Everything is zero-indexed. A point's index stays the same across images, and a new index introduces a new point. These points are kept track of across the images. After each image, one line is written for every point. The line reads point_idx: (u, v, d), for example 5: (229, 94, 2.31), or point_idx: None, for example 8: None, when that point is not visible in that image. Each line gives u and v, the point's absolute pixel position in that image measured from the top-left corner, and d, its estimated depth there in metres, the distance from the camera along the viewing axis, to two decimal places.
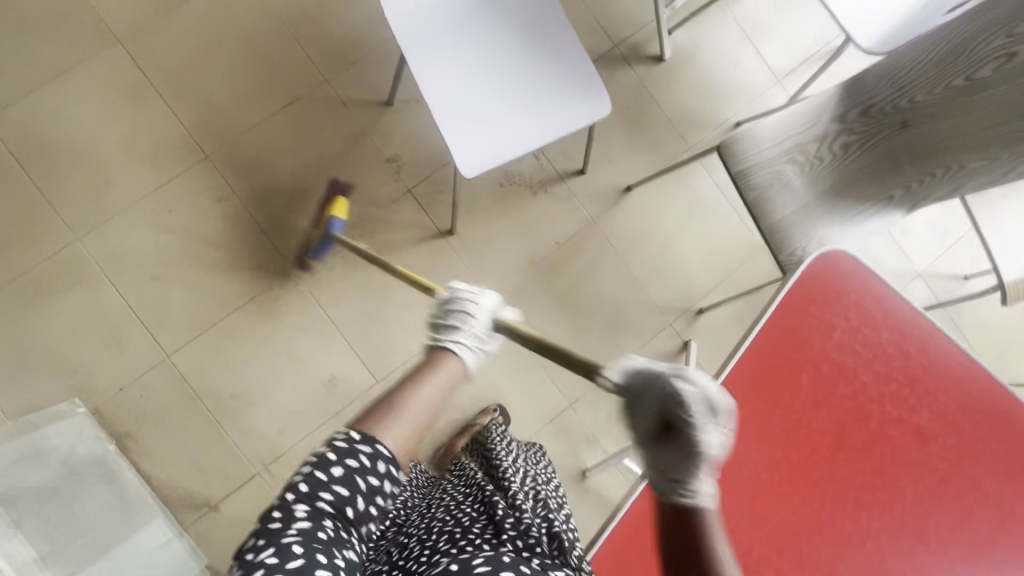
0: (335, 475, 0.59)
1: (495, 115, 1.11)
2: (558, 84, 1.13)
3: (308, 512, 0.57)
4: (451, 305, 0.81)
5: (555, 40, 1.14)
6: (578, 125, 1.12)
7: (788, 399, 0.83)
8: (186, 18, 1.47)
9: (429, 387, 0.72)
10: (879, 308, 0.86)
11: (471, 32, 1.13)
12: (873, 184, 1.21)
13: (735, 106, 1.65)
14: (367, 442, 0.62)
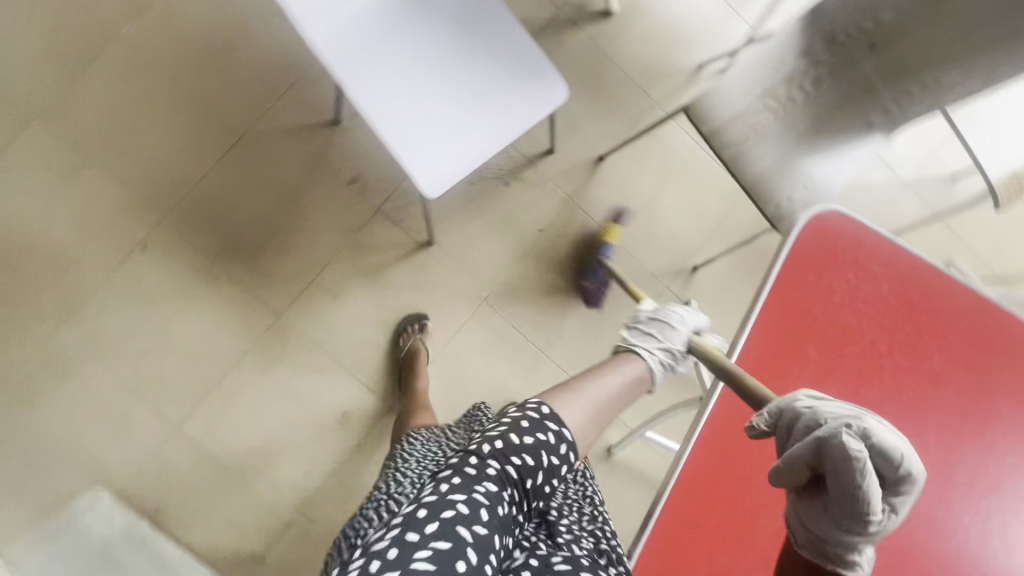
0: (527, 446, 0.64)
1: (449, 124, 1.02)
2: (508, 72, 1.04)
3: (496, 473, 0.62)
4: (648, 318, 0.92)
5: (491, 27, 1.05)
6: (536, 113, 1.03)
7: (798, 373, 0.81)
8: (105, 78, 1.38)
9: (611, 380, 0.80)
10: (875, 259, 0.84)
11: (406, 40, 1.04)
12: (852, 116, 1.15)
13: (695, 47, 1.57)
14: (555, 422, 0.67)
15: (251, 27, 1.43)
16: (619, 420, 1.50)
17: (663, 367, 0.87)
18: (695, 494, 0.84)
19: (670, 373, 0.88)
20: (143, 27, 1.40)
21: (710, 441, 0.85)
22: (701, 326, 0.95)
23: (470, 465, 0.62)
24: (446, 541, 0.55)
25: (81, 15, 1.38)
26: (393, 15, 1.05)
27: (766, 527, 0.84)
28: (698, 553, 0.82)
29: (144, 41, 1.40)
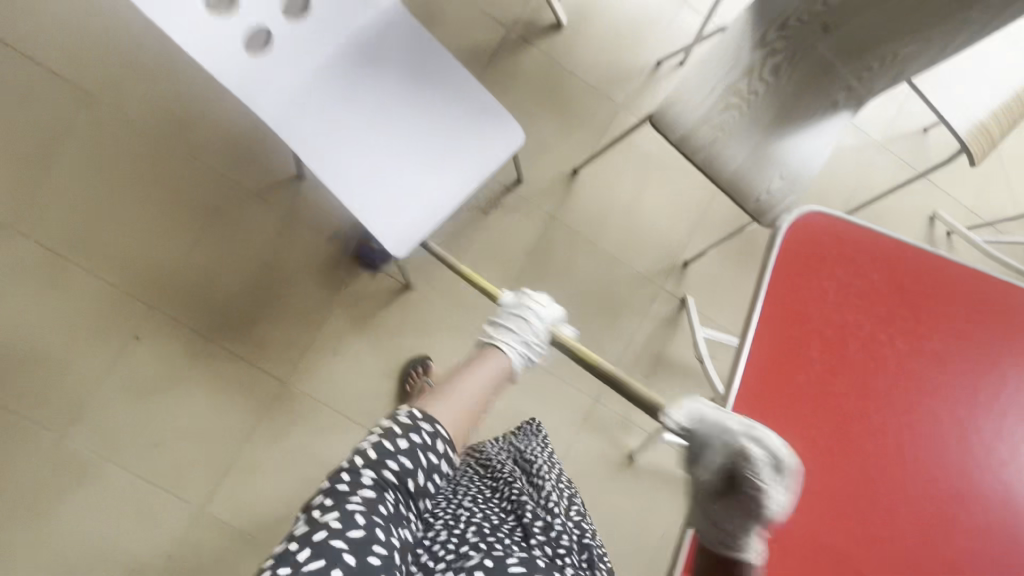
0: (399, 448, 0.63)
1: (417, 179, 1.02)
2: (466, 117, 1.05)
3: (372, 479, 0.60)
4: (506, 308, 0.87)
5: (443, 82, 1.05)
6: (498, 162, 1.05)
7: (803, 378, 0.81)
8: (67, 177, 1.37)
9: (478, 377, 0.79)
10: (860, 251, 0.84)
11: (361, 99, 1.02)
12: (816, 96, 1.16)
13: (649, 45, 1.56)
14: (427, 421, 0.66)
15: (204, 100, 1.41)
16: (637, 426, 1.51)
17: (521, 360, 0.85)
18: None
19: (529, 363, 0.86)
20: (95, 119, 1.38)
21: None
22: (558, 314, 0.88)
23: (342, 479, 0.60)
24: (322, 560, 0.54)
25: (31, 118, 1.36)
26: (341, 75, 1.02)
27: (797, 533, 0.79)
28: None
29: (100, 134, 1.38)
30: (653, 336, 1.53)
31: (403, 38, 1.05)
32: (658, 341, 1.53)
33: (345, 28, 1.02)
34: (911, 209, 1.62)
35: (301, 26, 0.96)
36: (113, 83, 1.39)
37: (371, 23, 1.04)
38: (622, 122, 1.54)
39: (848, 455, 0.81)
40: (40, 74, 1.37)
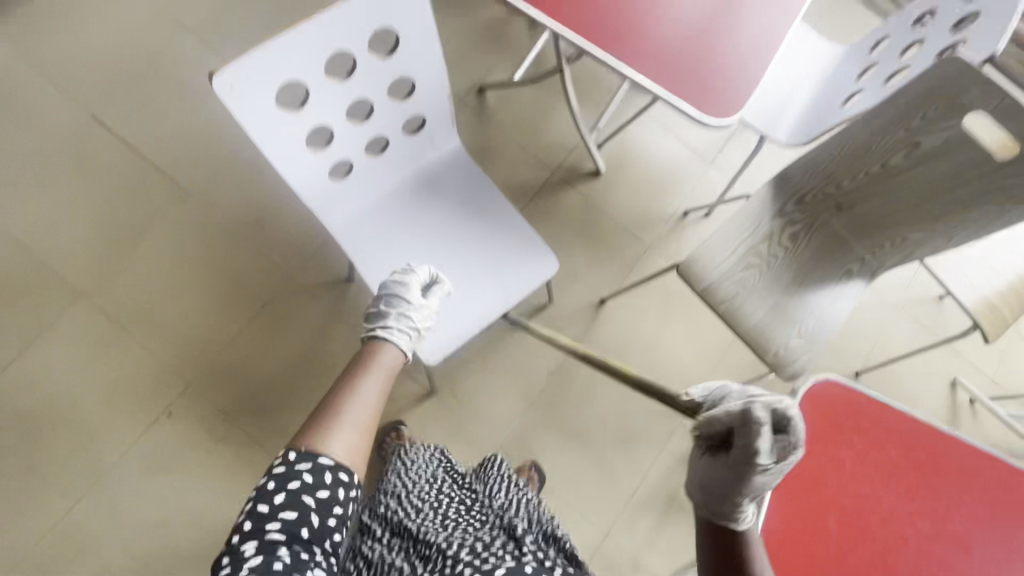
0: (277, 504, 0.65)
1: (455, 296, 1.10)
2: (510, 249, 1.15)
3: (256, 545, 0.62)
4: (393, 294, 0.93)
5: (490, 212, 1.17)
6: (530, 285, 1.13)
7: (822, 547, 0.82)
8: (142, 258, 1.51)
9: (371, 381, 0.79)
10: (876, 422, 0.87)
11: (419, 227, 1.14)
12: (832, 263, 1.26)
13: (678, 196, 1.72)
14: (304, 461, 0.67)
15: (277, 204, 1.59)
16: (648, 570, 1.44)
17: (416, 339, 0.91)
18: None
19: (415, 341, 0.92)
20: (181, 211, 1.55)
21: None
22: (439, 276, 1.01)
23: (226, 562, 0.62)
24: None
25: (124, 205, 1.53)
26: (405, 205, 1.14)
27: None
28: None
29: (180, 223, 1.54)
30: (668, 473, 1.51)
31: (463, 177, 1.18)
32: (673, 479, 1.51)
33: (414, 162, 1.14)
34: (931, 371, 1.65)
35: (379, 159, 1.06)
36: (202, 183, 1.57)
37: (436, 159, 1.17)
38: (649, 260, 1.66)
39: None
40: (141, 168, 1.55)
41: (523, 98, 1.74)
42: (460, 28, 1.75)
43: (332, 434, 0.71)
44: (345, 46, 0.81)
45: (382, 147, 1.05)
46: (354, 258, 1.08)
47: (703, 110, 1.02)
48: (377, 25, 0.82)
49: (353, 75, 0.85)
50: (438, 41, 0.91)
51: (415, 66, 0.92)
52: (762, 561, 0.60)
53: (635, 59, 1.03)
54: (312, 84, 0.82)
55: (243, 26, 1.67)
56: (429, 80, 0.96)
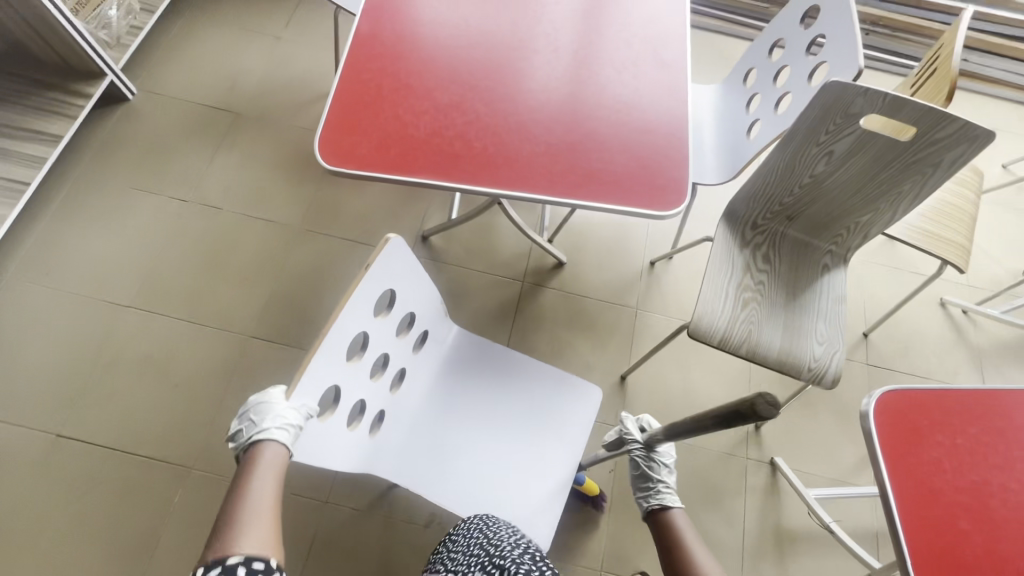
0: None
1: (529, 468, 1.11)
2: (544, 398, 1.18)
3: None
4: (256, 404, 0.75)
5: (517, 372, 1.21)
6: (587, 422, 1.17)
7: (973, 556, 0.83)
8: (164, 556, 1.36)
9: (263, 494, 0.71)
10: (946, 412, 0.92)
11: (455, 424, 1.14)
12: (808, 266, 1.36)
13: (639, 252, 1.81)
14: (215, 565, 0.63)
15: None
16: None
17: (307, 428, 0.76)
18: None
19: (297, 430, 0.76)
20: (188, 488, 1.43)
21: None
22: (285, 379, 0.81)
23: None
24: None
25: (126, 511, 1.40)
26: (435, 409, 1.15)
27: None
28: None
29: (190, 499, 1.42)
30: (763, 512, 1.50)
31: (470, 353, 1.22)
32: (769, 514, 1.49)
33: (429, 375, 1.17)
34: (921, 305, 1.78)
35: (403, 387, 1.09)
36: (198, 448, 1.47)
37: (443, 351, 1.21)
38: (643, 321, 1.71)
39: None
40: (131, 463, 1.44)
41: (466, 228, 1.80)
42: (382, 193, 1.83)
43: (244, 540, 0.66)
44: (360, 329, 0.84)
45: (399, 376, 1.07)
46: (420, 489, 1.06)
47: (649, 204, 1.04)
48: (378, 293, 0.85)
49: (367, 345, 0.88)
50: (422, 269, 0.95)
51: (413, 301, 0.98)
52: (683, 532, 0.87)
53: (582, 187, 1.05)
54: (343, 381, 0.84)
55: (181, 278, 1.65)
56: (422, 304, 1.02)
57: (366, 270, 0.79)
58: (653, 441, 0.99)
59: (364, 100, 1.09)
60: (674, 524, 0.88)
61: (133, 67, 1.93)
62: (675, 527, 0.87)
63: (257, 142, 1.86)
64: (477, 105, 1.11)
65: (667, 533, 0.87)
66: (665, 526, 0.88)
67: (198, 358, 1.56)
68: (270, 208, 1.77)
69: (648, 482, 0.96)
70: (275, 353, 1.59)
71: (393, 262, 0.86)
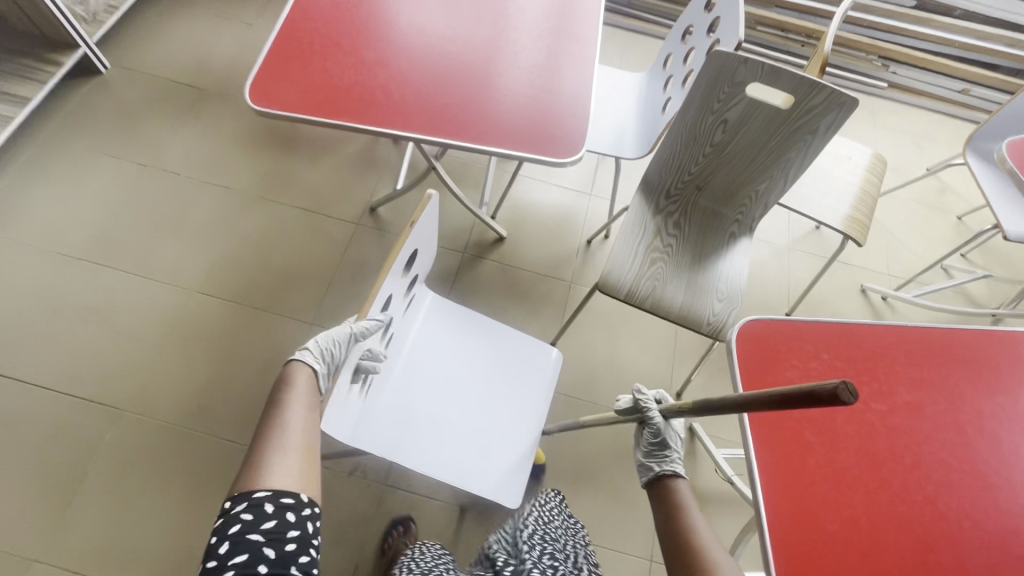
0: (258, 515, 0.63)
1: (501, 428, 1.16)
2: (518, 356, 1.25)
3: (251, 546, 0.60)
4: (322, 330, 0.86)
5: (491, 339, 1.27)
6: (551, 384, 1.24)
7: (815, 462, 0.90)
8: (87, 489, 1.39)
9: (296, 419, 0.73)
10: (802, 339, 1.00)
11: (434, 389, 1.17)
12: (716, 234, 1.46)
13: (577, 231, 1.91)
14: (261, 492, 0.65)
15: (216, 381, 1.55)
16: None
17: (334, 362, 0.83)
18: None
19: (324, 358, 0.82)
20: (119, 429, 1.46)
21: (789, 558, 0.83)
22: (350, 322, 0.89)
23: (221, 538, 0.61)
24: (249, 552, 0.60)
25: (54, 449, 1.42)
26: (415, 377, 1.17)
27: None
28: None
29: (119, 436, 1.45)
30: None
31: (443, 322, 1.26)
32: (685, 475, 1.55)
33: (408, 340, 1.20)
34: (841, 288, 1.88)
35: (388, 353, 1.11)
36: (133, 392, 1.51)
37: (422, 318, 1.25)
38: (575, 294, 1.80)
39: (893, 534, 0.86)
40: (63, 401, 1.48)
41: (411, 201, 1.89)
42: (336, 167, 1.93)
43: (273, 457, 0.68)
44: (388, 292, 0.90)
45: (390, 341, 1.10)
46: (392, 450, 1.07)
47: (546, 152, 1.15)
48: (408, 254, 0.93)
49: (387, 306, 0.94)
50: (436, 231, 1.03)
51: (418, 266, 1.04)
52: (691, 505, 0.78)
53: (485, 135, 1.15)
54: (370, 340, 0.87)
55: (134, 235, 1.72)
56: (422, 269, 1.08)
57: (411, 230, 0.85)
58: (670, 413, 0.86)
59: (295, 53, 1.20)
60: (679, 495, 0.80)
61: (107, 44, 2.05)
62: (679, 495, 0.80)
63: (219, 116, 1.97)
64: (399, 63, 1.23)
65: (667, 498, 0.80)
66: (670, 495, 0.80)
67: (141, 308, 1.62)
68: (227, 175, 1.86)
69: (663, 449, 0.88)
70: (219, 307, 1.65)
71: (423, 226, 0.93)
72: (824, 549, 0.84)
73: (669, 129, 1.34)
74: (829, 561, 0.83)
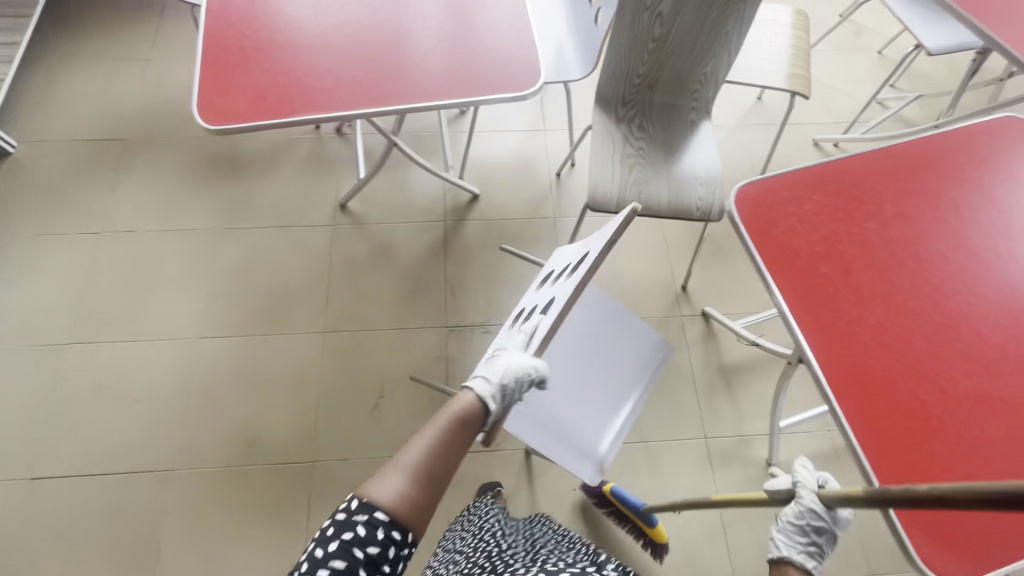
0: (365, 532, 0.63)
1: (600, 411, 1.20)
2: (625, 336, 1.25)
3: (341, 561, 0.62)
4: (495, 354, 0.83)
5: (598, 315, 1.26)
6: (655, 367, 1.23)
7: (834, 290, 0.99)
8: (166, 552, 1.39)
9: (427, 443, 0.69)
10: (792, 189, 1.09)
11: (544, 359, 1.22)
12: (679, 125, 1.52)
13: (543, 167, 1.94)
14: (374, 510, 0.64)
15: (252, 414, 1.55)
16: (756, 435, 1.55)
17: (506, 399, 0.77)
18: (866, 417, 0.90)
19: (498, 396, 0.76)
20: (175, 488, 1.46)
21: (835, 375, 0.93)
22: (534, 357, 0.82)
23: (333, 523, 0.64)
24: (340, 561, 0.62)
25: (120, 526, 1.41)
26: None
27: (931, 392, 0.92)
28: (894, 450, 0.88)
29: (177, 496, 1.45)
30: (706, 354, 1.66)
31: None
32: (712, 354, 1.66)
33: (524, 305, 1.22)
34: (797, 146, 1.99)
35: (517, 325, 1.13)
36: (176, 450, 1.50)
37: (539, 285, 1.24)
38: (562, 226, 1.85)
39: (915, 329, 0.96)
40: (110, 481, 1.46)
41: (378, 187, 1.88)
42: (291, 175, 1.89)
43: (391, 482, 0.66)
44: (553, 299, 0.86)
45: (520, 317, 1.08)
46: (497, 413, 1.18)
47: (511, 87, 1.17)
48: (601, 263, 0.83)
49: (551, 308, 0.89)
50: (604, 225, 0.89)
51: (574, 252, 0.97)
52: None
53: (447, 88, 1.16)
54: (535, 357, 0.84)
55: (115, 303, 1.67)
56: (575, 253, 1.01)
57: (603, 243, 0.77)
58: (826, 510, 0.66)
59: (228, 63, 1.16)
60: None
61: (6, 122, 1.91)
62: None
63: (155, 161, 1.88)
64: (337, 43, 1.21)
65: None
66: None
67: (149, 370, 1.59)
68: (185, 217, 1.80)
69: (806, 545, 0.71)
70: (228, 345, 1.63)
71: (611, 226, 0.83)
72: (864, 361, 0.94)
73: (609, 38, 1.37)
74: (869, 367, 0.94)
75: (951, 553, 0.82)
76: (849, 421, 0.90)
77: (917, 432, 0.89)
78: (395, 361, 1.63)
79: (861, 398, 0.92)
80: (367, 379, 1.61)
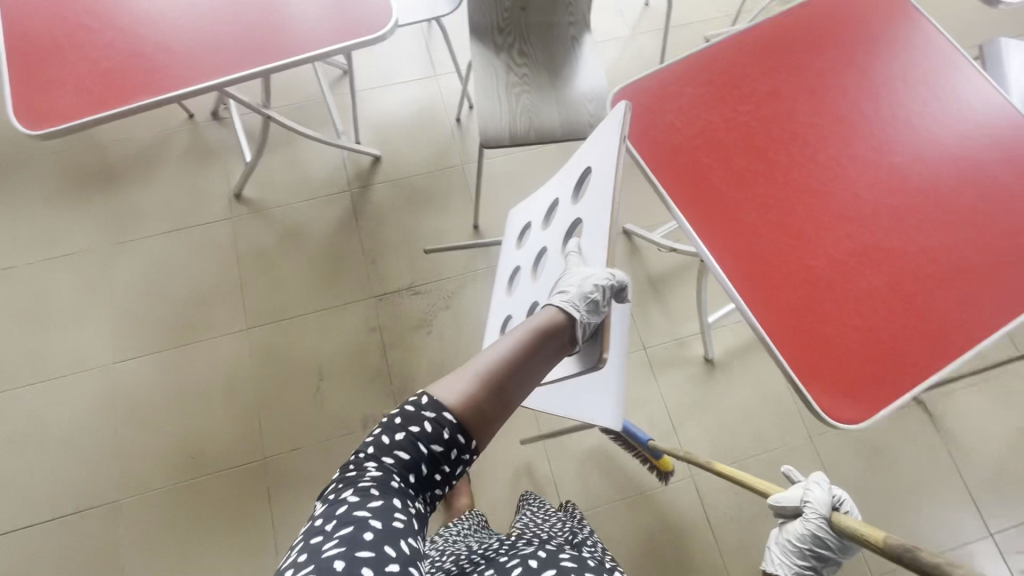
0: (430, 428, 0.67)
1: None
2: None
3: (406, 454, 0.66)
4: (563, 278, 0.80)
5: None
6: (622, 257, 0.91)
7: (717, 178, 1.01)
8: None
9: (504, 349, 0.70)
10: (665, 86, 1.08)
11: None
12: (560, 43, 1.47)
13: (442, 115, 1.87)
14: (446, 408, 0.67)
15: (191, 427, 1.50)
16: (690, 336, 1.61)
17: (597, 309, 0.73)
18: (761, 292, 0.94)
19: (583, 309, 0.72)
20: (126, 517, 1.41)
21: (727, 259, 0.96)
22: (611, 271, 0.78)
23: (401, 415, 0.68)
24: (405, 454, 0.66)
25: (76, 567, 1.37)
26: None
27: (818, 255, 0.96)
28: (788, 318, 0.92)
29: (131, 525, 1.41)
30: (633, 269, 1.69)
31: None
32: (638, 268, 1.69)
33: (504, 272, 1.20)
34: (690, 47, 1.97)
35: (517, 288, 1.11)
36: (117, 480, 1.44)
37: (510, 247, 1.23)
38: (472, 173, 1.80)
39: (797, 199, 0.99)
40: (53, 527, 1.40)
41: (272, 168, 1.77)
42: (174, 173, 1.75)
43: (468, 389, 0.68)
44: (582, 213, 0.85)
45: (534, 264, 1.03)
46: None
47: (365, 31, 1.10)
48: (618, 162, 0.79)
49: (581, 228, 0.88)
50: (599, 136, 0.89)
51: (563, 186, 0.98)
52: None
53: (295, 42, 1.07)
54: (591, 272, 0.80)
55: (10, 348, 1.54)
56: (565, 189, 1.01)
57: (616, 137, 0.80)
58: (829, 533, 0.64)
59: (39, 57, 1.04)
60: None
61: None
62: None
63: (16, 186, 1.71)
64: (160, 13, 1.09)
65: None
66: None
67: (67, 407, 1.50)
68: (66, 242, 1.66)
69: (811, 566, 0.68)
70: (147, 364, 1.55)
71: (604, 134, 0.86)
72: (753, 240, 0.97)
73: None
74: (758, 245, 0.96)
75: (845, 397, 0.87)
76: (745, 299, 0.93)
77: (807, 296, 0.93)
78: (328, 343, 1.59)
79: (753, 276, 0.95)
80: (302, 366, 1.57)
